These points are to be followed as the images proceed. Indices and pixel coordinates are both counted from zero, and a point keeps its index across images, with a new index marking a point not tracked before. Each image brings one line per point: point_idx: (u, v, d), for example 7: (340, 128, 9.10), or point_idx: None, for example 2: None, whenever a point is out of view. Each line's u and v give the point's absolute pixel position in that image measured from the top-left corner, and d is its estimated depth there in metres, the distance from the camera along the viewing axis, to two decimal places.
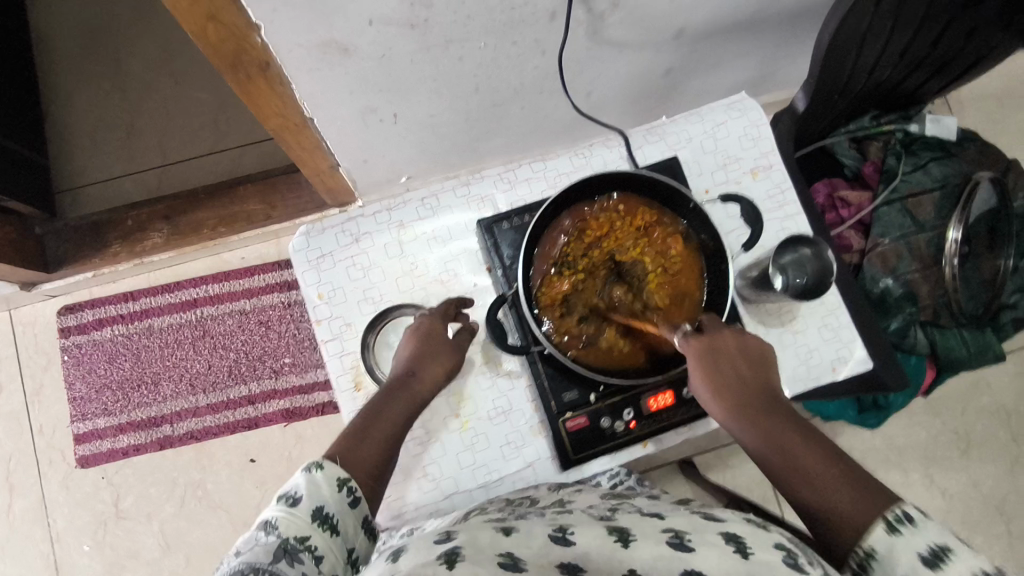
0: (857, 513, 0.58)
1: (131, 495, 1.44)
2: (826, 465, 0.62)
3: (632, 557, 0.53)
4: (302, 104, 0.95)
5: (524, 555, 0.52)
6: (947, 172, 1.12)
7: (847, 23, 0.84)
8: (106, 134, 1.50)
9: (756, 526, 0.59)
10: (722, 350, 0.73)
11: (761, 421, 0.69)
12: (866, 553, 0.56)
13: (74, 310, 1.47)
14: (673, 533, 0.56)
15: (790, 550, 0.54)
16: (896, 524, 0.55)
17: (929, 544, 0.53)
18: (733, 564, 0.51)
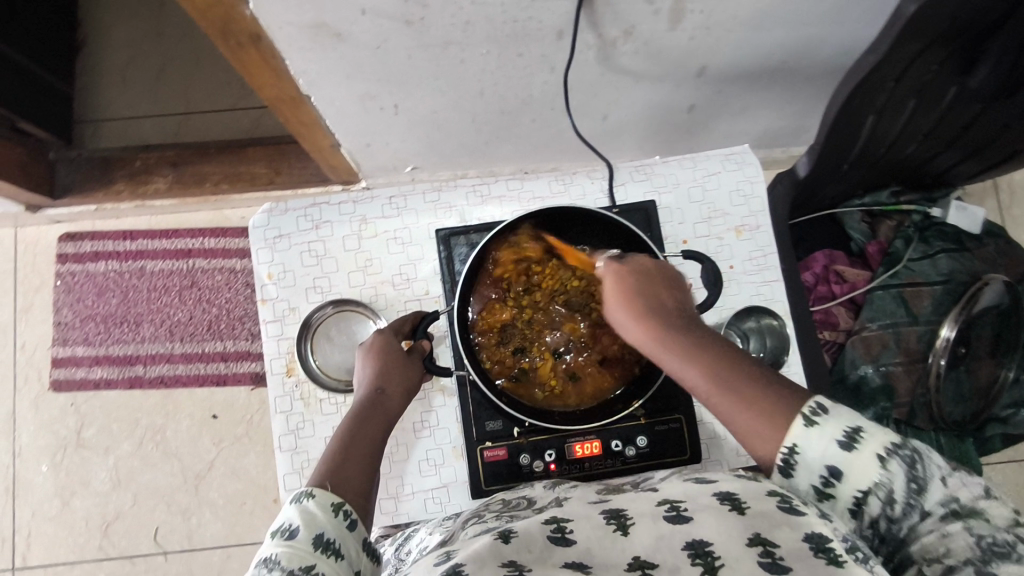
0: (778, 418, 0.57)
1: (94, 426, 1.43)
2: (746, 378, 0.59)
3: (633, 544, 0.50)
4: (296, 80, 0.93)
5: (527, 560, 0.49)
6: (955, 268, 1.06)
7: (859, 97, 0.78)
8: (134, 74, 1.52)
9: (748, 479, 0.57)
10: (634, 269, 0.68)
11: (679, 337, 0.62)
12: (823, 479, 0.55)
13: (74, 238, 1.47)
14: (669, 506, 0.53)
15: (783, 493, 0.54)
16: (811, 418, 0.56)
17: (845, 430, 0.55)
18: (731, 521, 0.50)
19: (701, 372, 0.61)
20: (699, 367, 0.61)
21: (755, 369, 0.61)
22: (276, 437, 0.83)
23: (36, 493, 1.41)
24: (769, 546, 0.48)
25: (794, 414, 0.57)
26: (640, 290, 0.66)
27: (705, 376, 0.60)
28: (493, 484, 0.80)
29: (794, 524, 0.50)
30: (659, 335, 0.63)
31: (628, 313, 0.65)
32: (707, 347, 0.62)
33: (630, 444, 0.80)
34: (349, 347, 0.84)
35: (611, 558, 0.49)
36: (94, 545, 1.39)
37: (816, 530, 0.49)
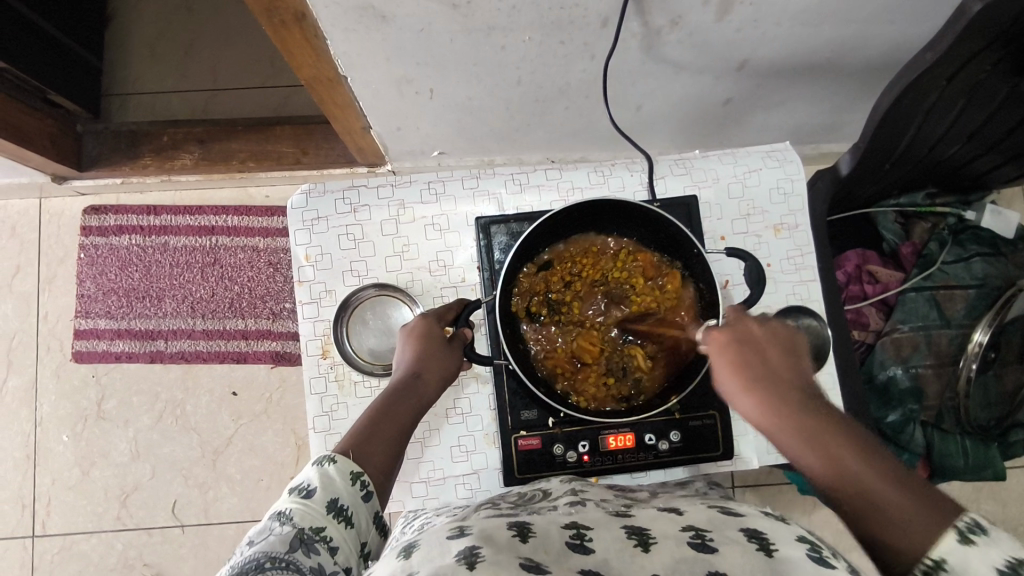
0: (919, 526, 0.50)
1: (115, 399, 1.41)
2: (878, 473, 0.54)
3: (653, 561, 0.50)
4: (336, 61, 0.91)
5: (544, 559, 0.49)
6: (988, 273, 1.05)
7: (906, 99, 0.78)
8: (163, 49, 1.51)
9: (778, 520, 0.56)
10: (752, 336, 0.67)
11: (801, 415, 0.60)
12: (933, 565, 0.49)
13: (100, 212, 1.45)
14: (694, 532, 0.53)
15: (814, 544, 0.52)
16: (967, 534, 0.49)
17: (1004, 558, 0.46)
18: (757, 563, 0.49)
19: (828, 459, 0.57)
20: (824, 454, 0.57)
21: (893, 469, 0.54)
22: (311, 418, 0.84)
23: (55, 461, 1.40)
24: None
25: (943, 523, 0.50)
26: (750, 356, 0.66)
27: (831, 465, 0.56)
28: (526, 472, 0.81)
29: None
30: (778, 408, 0.61)
31: (736, 380, 0.64)
32: (826, 426, 0.59)
33: (663, 438, 0.81)
34: (386, 332, 0.85)
35: (630, 569, 0.49)
36: (112, 515, 1.38)
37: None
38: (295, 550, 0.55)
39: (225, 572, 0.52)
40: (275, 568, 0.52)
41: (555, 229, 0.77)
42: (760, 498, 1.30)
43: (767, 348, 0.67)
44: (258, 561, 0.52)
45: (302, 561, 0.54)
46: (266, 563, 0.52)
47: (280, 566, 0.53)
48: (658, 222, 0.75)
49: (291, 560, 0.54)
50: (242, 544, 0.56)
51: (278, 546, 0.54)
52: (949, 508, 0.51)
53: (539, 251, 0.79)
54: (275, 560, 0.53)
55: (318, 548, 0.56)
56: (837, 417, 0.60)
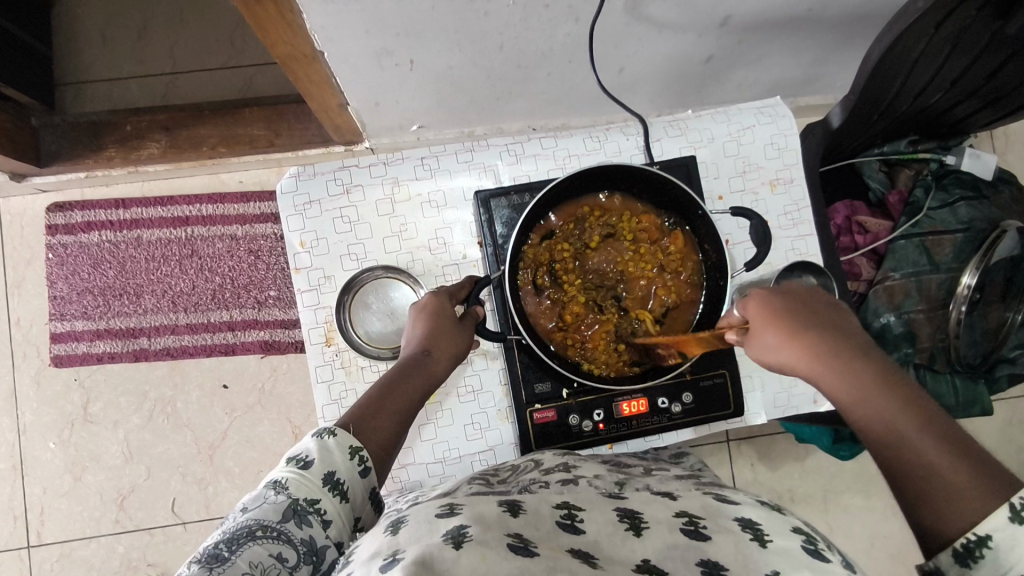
0: (967, 497, 0.51)
1: (101, 401, 1.37)
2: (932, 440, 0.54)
3: (644, 546, 0.50)
4: (312, 35, 0.83)
5: (532, 536, 0.49)
6: (975, 216, 1.07)
7: (900, 46, 0.77)
8: (116, 34, 1.42)
9: (772, 511, 0.57)
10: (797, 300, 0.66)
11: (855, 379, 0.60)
12: (976, 538, 0.50)
13: (64, 208, 1.39)
14: (687, 519, 0.54)
15: (808, 536, 0.53)
16: (1021, 512, 0.48)
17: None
18: (750, 550, 0.49)
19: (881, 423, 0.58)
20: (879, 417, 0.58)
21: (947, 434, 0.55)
22: (319, 408, 0.83)
23: (44, 469, 1.36)
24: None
25: (996, 497, 0.50)
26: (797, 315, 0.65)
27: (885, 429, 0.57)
28: (543, 445, 0.82)
29: (816, 567, 0.48)
30: (828, 368, 0.61)
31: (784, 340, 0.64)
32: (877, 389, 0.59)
33: (675, 401, 0.83)
34: (389, 315, 0.83)
35: (619, 554, 0.49)
36: (110, 518, 1.35)
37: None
38: (287, 520, 0.54)
39: (215, 538, 0.53)
40: (265, 538, 0.53)
41: (556, 199, 0.76)
42: (755, 449, 1.33)
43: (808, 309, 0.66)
44: (249, 529, 0.53)
45: (293, 533, 0.54)
46: (258, 531, 0.53)
47: (270, 536, 0.53)
48: (664, 186, 0.74)
49: (282, 531, 0.54)
50: (236, 509, 0.56)
51: (271, 515, 0.54)
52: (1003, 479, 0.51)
53: (541, 220, 0.77)
54: (266, 530, 0.53)
55: (310, 520, 0.55)
56: (890, 377, 0.60)
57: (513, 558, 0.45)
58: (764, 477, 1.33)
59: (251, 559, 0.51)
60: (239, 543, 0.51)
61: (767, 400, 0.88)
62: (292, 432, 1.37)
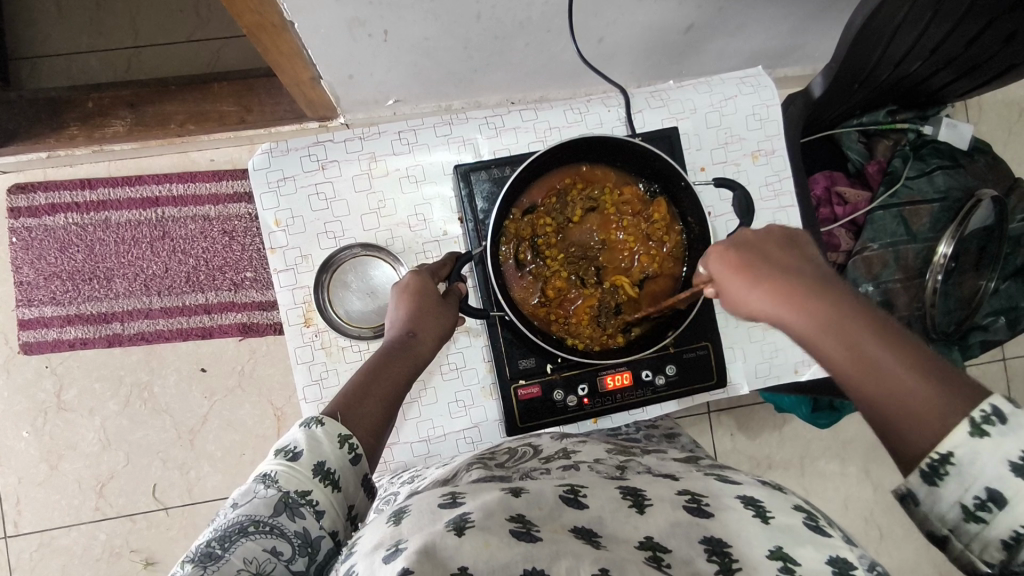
0: (932, 417, 0.49)
1: (75, 388, 1.34)
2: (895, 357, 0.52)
3: (647, 524, 0.50)
4: (282, 4, 0.79)
5: (535, 518, 0.48)
6: (951, 184, 1.08)
7: (883, 12, 0.76)
8: (72, 4, 1.35)
9: (773, 488, 0.56)
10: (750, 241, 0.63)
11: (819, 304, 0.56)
12: (940, 458, 0.48)
13: (26, 190, 1.33)
14: (689, 498, 0.53)
15: (810, 512, 0.53)
16: (982, 425, 0.47)
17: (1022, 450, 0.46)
18: (753, 527, 0.49)
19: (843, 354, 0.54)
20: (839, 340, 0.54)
21: (911, 351, 0.52)
22: (300, 389, 0.82)
23: (18, 459, 1.32)
24: (790, 564, 0.46)
25: (958, 415, 0.48)
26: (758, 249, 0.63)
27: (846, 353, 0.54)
28: (528, 421, 0.81)
29: (819, 544, 0.48)
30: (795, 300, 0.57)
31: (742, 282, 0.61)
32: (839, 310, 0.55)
33: (659, 373, 0.83)
34: (369, 294, 0.82)
35: (623, 531, 0.49)
36: (90, 506, 1.33)
37: (841, 554, 0.47)
38: (278, 514, 0.54)
39: (207, 536, 0.52)
40: (257, 534, 0.52)
41: (537, 172, 0.75)
42: (734, 419, 1.35)
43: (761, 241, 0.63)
44: (241, 526, 0.52)
45: (286, 526, 0.53)
46: (251, 527, 0.52)
47: (263, 531, 0.52)
48: (647, 157, 0.74)
49: (275, 525, 0.53)
50: (228, 505, 0.55)
51: (262, 509, 0.54)
52: (972, 390, 0.49)
53: (523, 194, 0.75)
54: (259, 525, 0.53)
55: (303, 512, 0.54)
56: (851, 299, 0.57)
57: (516, 544, 0.44)
58: (743, 446, 1.35)
59: (244, 556, 0.50)
60: (231, 541, 0.51)
61: (749, 370, 0.89)
62: (274, 415, 1.36)
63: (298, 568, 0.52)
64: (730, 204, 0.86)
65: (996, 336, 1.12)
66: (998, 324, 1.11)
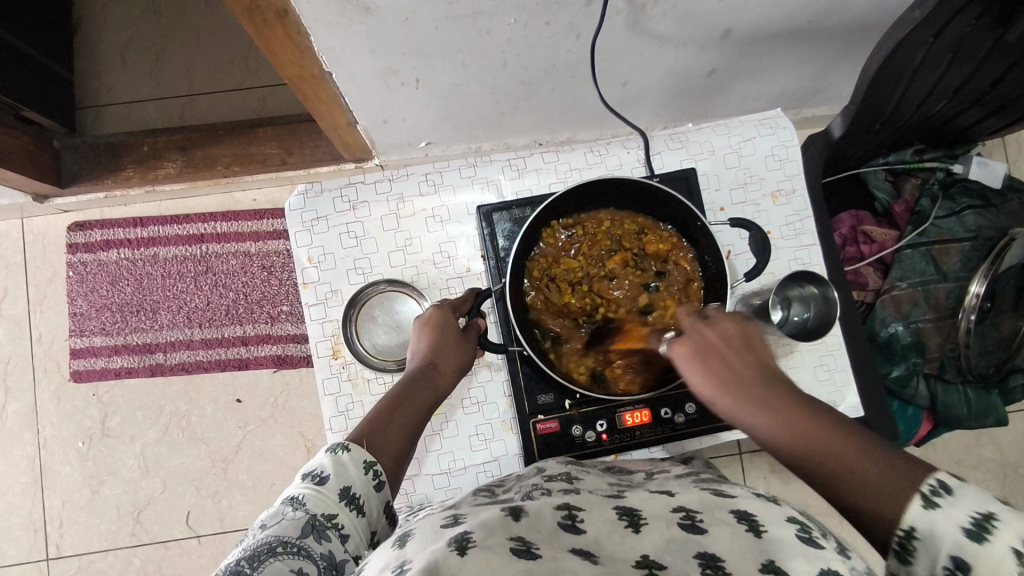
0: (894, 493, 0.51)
1: (119, 415, 1.40)
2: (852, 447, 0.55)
3: (643, 544, 0.48)
4: (319, 57, 0.85)
5: (535, 538, 0.48)
6: (982, 224, 1.07)
7: (898, 55, 0.77)
8: (135, 58, 1.47)
9: (768, 502, 0.55)
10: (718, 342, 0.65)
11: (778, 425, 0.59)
12: (906, 534, 0.50)
13: (84, 227, 1.42)
14: (684, 514, 0.52)
15: (802, 524, 0.52)
16: (931, 497, 0.49)
17: (971, 514, 0.47)
18: (747, 541, 0.48)
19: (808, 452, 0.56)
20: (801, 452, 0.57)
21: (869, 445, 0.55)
22: (326, 419, 0.85)
23: (63, 483, 1.38)
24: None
25: (910, 492, 0.50)
26: (723, 363, 0.64)
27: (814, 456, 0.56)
28: (547, 455, 0.83)
29: (811, 555, 0.47)
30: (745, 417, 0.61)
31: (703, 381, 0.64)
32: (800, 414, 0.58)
33: (678, 411, 0.84)
34: (395, 327, 0.85)
35: (619, 553, 0.47)
36: (126, 531, 1.37)
37: (833, 565, 0.46)
38: (306, 535, 0.54)
39: (236, 555, 0.53)
40: (286, 553, 0.53)
41: (559, 207, 0.77)
42: (767, 461, 1.31)
43: (721, 346, 0.65)
44: (269, 546, 0.53)
45: (313, 548, 0.54)
46: (279, 547, 0.53)
47: (291, 552, 0.53)
48: (664, 201, 0.77)
49: (302, 546, 0.54)
50: (254, 527, 0.56)
51: (290, 531, 0.54)
52: (912, 467, 0.52)
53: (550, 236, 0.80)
54: (287, 546, 0.53)
55: (329, 535, 0.55)
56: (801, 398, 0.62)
57: (516, 561, 0.44)
58: (777, 490, 1.31)
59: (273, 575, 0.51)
60: (259, 560, 0.51)
61: None
62: (305, 446, 1.38)
63: None
64: (748, 243, 0.88)
65: None
66: None
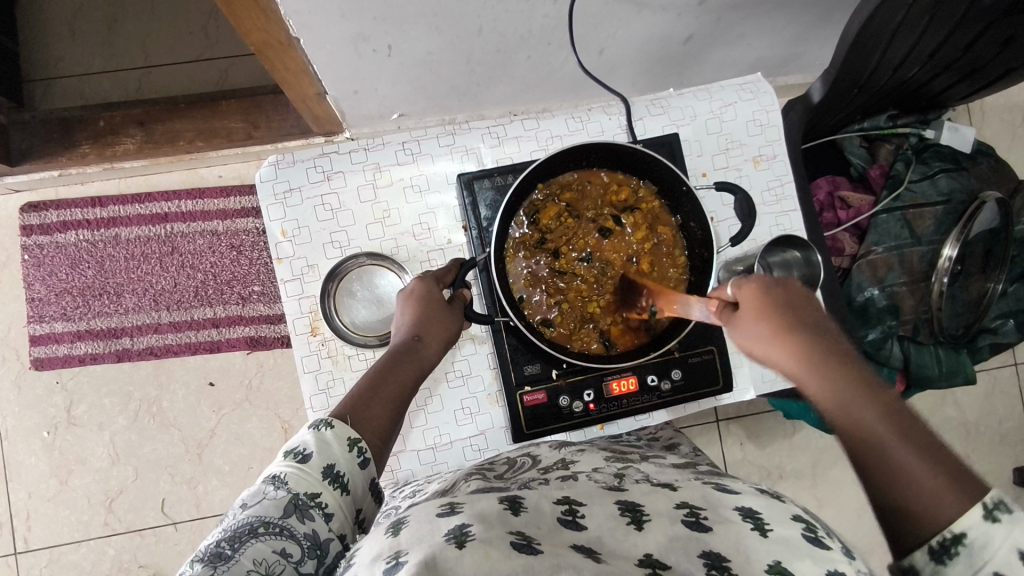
0: (942, 493, 0.48)
1: (85, 403, 1.34)
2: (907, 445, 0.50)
3: (646, 540, 0.48)
4: (287, 22, 0.81)
5: (535, 534, 0.47)
6: (954, 187, 1.08)
7: (879, 16, 0.77)
8: (84, 27, 1.38)
9: (771, 498, 0.55)
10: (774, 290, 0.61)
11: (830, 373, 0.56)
12: (952, 537, 0.47)
13: (38, 208, 1.35)
14: (688, 511, 0.52)
15: (809, 522, 0.52)
16: (993, 512, 0.46)
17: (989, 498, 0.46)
18: (752, 542, 0.48)
19: (852, 422, 0.53)
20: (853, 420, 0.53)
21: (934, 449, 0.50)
22: (307, 398, 0.83)
23: (29, 474, 1.33)
24: None
25: (970, 499, 0.47)
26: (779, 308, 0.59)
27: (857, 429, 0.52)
28: (534, 427, 0.83)
29: (818, 558, 0.47)
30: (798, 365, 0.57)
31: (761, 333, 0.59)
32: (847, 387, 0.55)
33: (665, 378, 0.84)
34: (375, 302, 0.84)
35: (623, 549, 0.47)
36: (99, 521, 1.33)
37: (839, 567, 0.47)
38: (288, 515, 0.53)
39: (216, 536, 0.51)
40: (268, 534, 0.51)
41: (540, 175, 0.75)
42: (744, 428, 1.33)
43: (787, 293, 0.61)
44: (250, 526, 0.51)
45: (296, 528, 0.52)
46: (260, 528, 0.51)
47: (273, 532, 0.51)
48: (650, 164, 0.75)
49: (285, 526, 0.52)
50: (235, 506, 0.54)
51: (272, 511, 0.53)
52: (969, 482, 0.48)
53: (517, 213, 0.78)
54: (269, 526, 0.51)
55: (313, 514, 0.54)
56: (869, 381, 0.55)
57: (517, 556, 0.43)
58: (753, 456, 1.33)
59: (254, 556, 0.49)
60: (241, 541, 0.50)
61: (756, 376, 0.90)
62: (282, 428, 1.36)
63: (308, 570, 0.52)
64: (732, 209, 0.88)
65: (1006, 339, 1.11)
66: (1006, 327, 1.10)
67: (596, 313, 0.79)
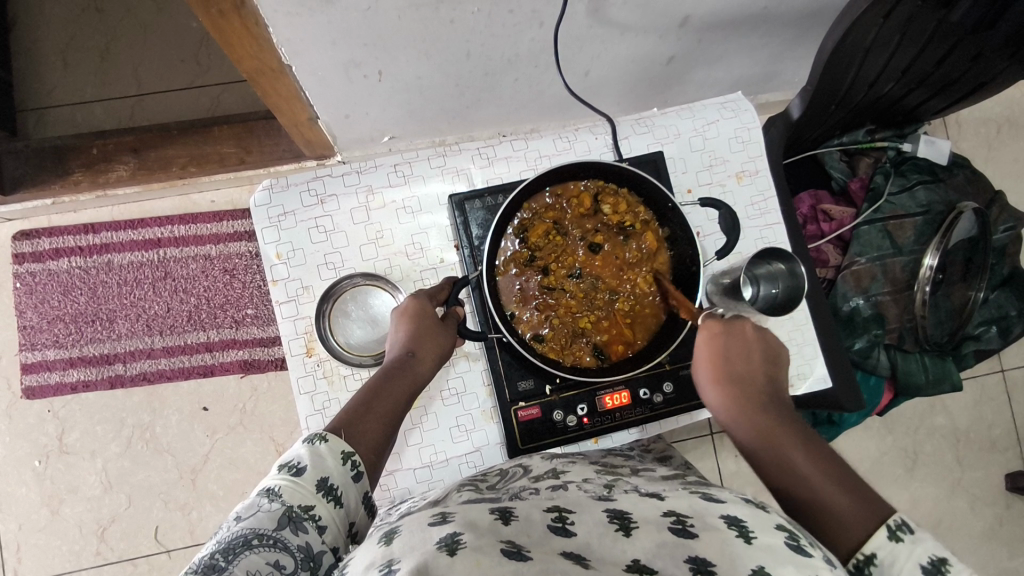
0: (850, 511, 0.57)
1: (77, 430, 1.34)
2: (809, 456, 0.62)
3: (633, 546, 0.49)
4: (279, 50, 0.83)
5: (525, 542, 0.48)
6: (932, 199, 1.12)
7: (852, 35, 0.80)
8: (77, 57, 1.40)
9: (754, 506, 0.56)
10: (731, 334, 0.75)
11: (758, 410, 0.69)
12: (865, 558, 0.54)
13: (30, 236, 1.35)
14: (674, 518, 0.53)
15: (790, 530, 0.53)
16: (896, 532, 0.54)
17: (928, 555, 0.52)
18: (738, 547, 0.49)
19: (764, 439, 0.66)
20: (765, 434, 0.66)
21: (824, 458, 0.62)
22: (303, 418, 0.84)
23: (19, 505, 1.31)
24: None
25: (875, 521, 0.55)
26: (731, 352, 0.74)
27: (766, 443, 0.65)
28: (528, 442, 0.84)
29: (799, 563, 0.48)
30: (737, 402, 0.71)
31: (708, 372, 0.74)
32: (764, 407, 0.69)
33: (657, 391, 0.85)
34: (370, 322, 0.85)
35: (611, 555, 0.48)
36: (90, 551, 1.31)
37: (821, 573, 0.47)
38: (282, 528, 0.53)
39: (210, 548, 0.52)
40: (261, 546, 0.52)
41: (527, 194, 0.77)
42: None
43: (743, 339, 0.75)
44: (245, 538, 0.52)
45: (290, 540, 0.53)
46: (256, 540, 0.52)
47: (266, 544, 0.52)
48: (635, 180, 0.78)
49: (279, 538, 0.53)
50: (229, 519, 0.54)
51: (266, 523, 0.53)
52: (874, 506, 0.57)
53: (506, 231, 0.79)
54: (263, 538, 0.52)
55: (306, 527, 0.54)
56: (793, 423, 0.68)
57: (508, 562, 0.44)
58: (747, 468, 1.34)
59: (247, 567, 0.50)
60: (235, 552, 0.50)
61: None
62: (276, 451, 1.35)
63: None
64: (716, 224, 0.91)
65: (989, 346, 1.14)
66: (989, 333, 1.13)
67: (586, 327, 0.81)
